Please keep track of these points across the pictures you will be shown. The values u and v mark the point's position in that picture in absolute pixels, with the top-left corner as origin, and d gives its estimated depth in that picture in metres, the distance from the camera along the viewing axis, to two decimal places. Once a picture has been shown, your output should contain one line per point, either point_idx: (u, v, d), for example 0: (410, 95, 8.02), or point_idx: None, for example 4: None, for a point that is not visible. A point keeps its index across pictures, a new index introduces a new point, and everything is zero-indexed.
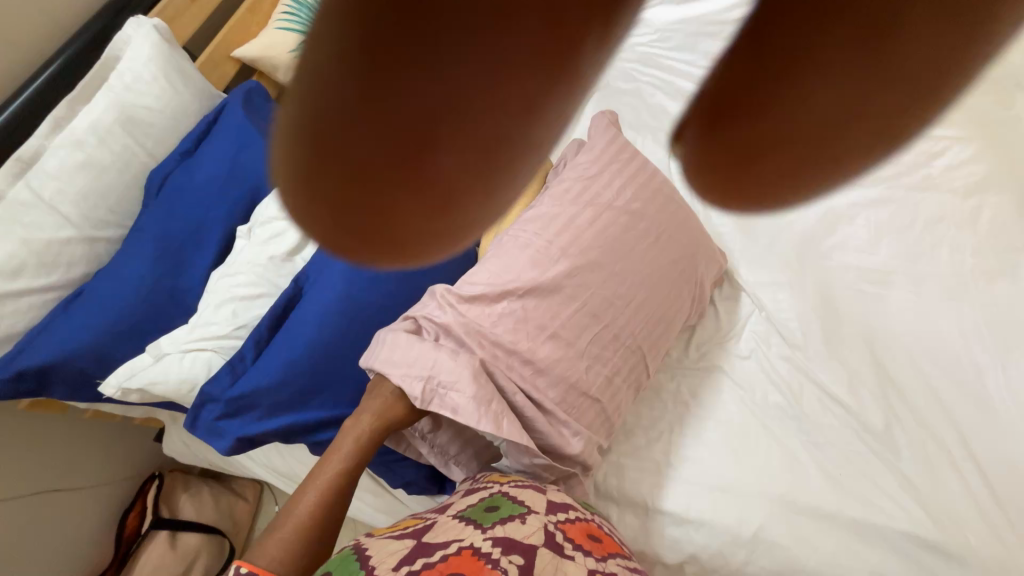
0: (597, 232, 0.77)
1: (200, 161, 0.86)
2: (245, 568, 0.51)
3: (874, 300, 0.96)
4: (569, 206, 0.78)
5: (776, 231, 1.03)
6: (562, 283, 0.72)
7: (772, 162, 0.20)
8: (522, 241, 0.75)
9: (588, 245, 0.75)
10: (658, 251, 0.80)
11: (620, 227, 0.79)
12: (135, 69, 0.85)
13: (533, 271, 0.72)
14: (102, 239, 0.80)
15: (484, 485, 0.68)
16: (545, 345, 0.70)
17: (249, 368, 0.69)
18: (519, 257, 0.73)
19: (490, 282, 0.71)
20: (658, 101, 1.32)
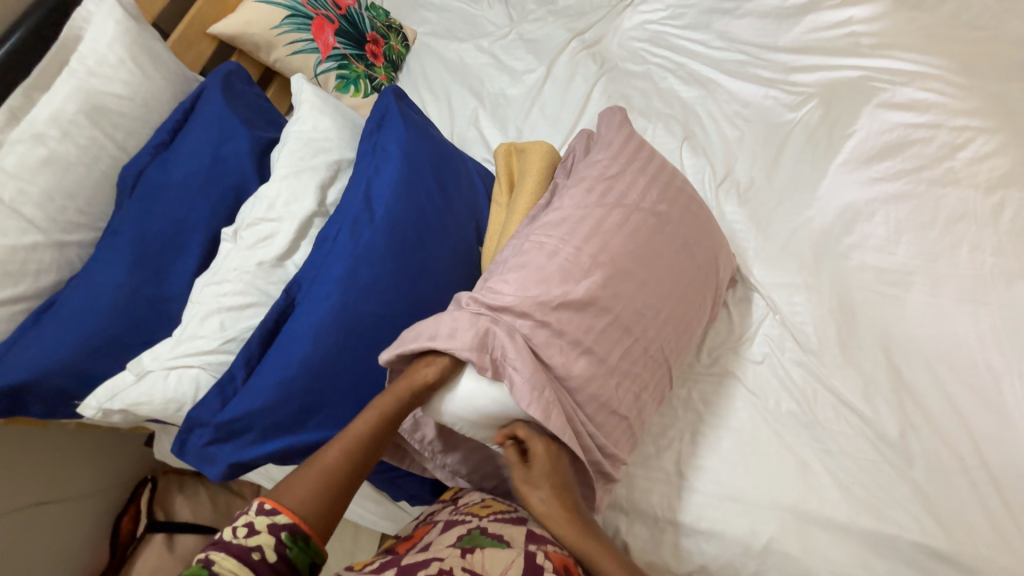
0: (625, 237, 0.72)
1: (177, 156, 0.79)
2: (267, 505, 0.51)
3: (891, 302, 0.92)
4: (592, 209, 0.73)
5: (793, 230, 1.01)
6: (594, 296, 0.67)
7: None
8: (547, 248, 0.69)
9: (616, 253, 0.71)
10: (677, 257, 0.76)
11: (647, 234, 0.74)
12: (99, 51, 0.76)
13: (566, 279, 0.67)
14: (73, 243, 0.73)
15: (461, 518, 0.64)
16: (577, 360, 0.65)
17: (240, 388, 0.64)
18: (542, 265, 0.68)
19: (518, 292, 0.66)
20: (670, 85, 1.24)
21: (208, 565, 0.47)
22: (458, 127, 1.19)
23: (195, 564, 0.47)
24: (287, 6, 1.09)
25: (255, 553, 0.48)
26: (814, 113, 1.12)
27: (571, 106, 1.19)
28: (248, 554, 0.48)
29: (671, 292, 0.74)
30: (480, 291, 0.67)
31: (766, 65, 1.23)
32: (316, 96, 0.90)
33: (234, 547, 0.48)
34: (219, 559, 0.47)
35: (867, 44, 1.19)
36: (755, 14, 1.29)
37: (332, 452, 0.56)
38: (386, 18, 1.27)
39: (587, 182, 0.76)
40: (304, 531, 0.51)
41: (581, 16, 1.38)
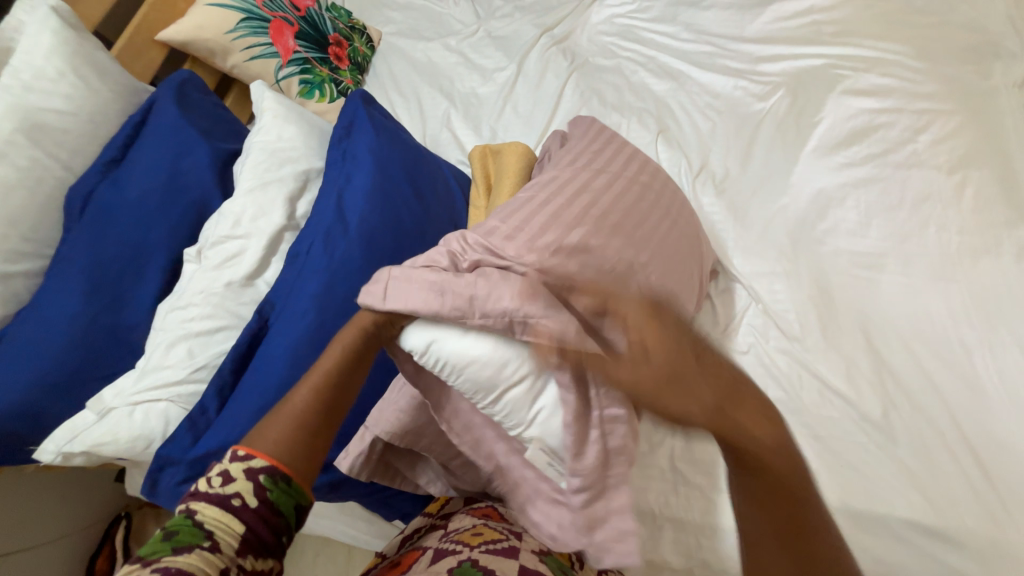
0: (604, 195, 0.72)
1: (130, 174, 0.74)
2: (241, 452, 0.47)
3: (864, 283, 0.94)
4: (564, 173, 0.74)
5: (769, 220, 1.02)
6: (574, 237, 0.65)
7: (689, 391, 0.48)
8: (538, 201, 0.68)
9: (596, 206, 0.70)
10: (663, 236, 0.74)
11: (628, 197, 0.74)
12: (36, 64, 0.70)
13: (544, 218, 0.66)
14: (18, 274, 0.67)
15: (450, 548, 0.59)
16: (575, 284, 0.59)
17: (214, 421, 0.60)
18: (526, 208, 0.67)
19: (491, 230, 0.64)
20: (641, 79, 1.24)
21: (190, 515, 0.43)
22: (430, 129, 1.16)
23: (176, 515, 0.44)
24: (241, 10, 1.03)
25: (233, 501, 0.44)
26: (783, 102, 1.13)
27: (544, 103, 1.18)
28: (228, 502, 0.44)
29: (659, 252, 0.71)
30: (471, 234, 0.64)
31: (734, 56, 1.24)
32: (278, 103, 0.86)
33: (212, 496, 0.44)
34: (198, 510, 0.44)
35: (828, 32, 1.21)
36: (720, 5, 1.30)
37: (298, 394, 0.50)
38: (349, 18, 1.22)
39: (566, 163, 0.77)
40: (284, 473, 0.47)
41: (549, 11, 1.37)
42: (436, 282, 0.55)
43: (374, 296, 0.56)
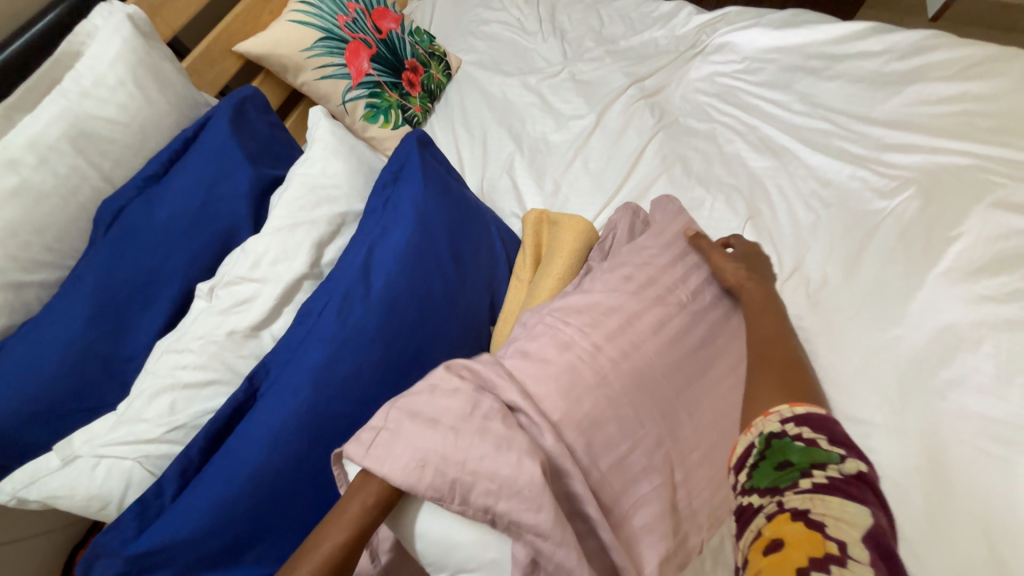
0: (653, 346, 0.61)
1: (165, 193, 0.70)
2: None
3: (991, 465, 0.67)
4: (611, 304, 0.63)
5: (873, 349, 0.81)
6: (593, 406, 0.55)
7: (778, 356, 0.57)
8: (563, 339, 0.59)
9: (635, 364, 0.59)
10: (715, 403, 0.62)
11: (681, 353, 0.62)
12: (97, 70, 0.69)
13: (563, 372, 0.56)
14: (32, 284, 0.64)
15: None
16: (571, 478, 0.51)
17: (166, 507, 0.54)
18: (558, 347, 0.58)
19: (497, 375, 0.55)
20: (736, 150, 1.08)
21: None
22: (489, 173, 1.07)
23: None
24: (321, 28, 1.01)
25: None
26: (911, 205, 0.92)
27: (618, 163, 1.05)
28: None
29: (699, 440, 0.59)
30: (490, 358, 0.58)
31: (855, 139, 1.05)
32: (332, 134, 0.80)
33: None
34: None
35: (983, 126, 0.99)
36: (846, 77, 1.13)
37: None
38: (430, 44, 1.18)
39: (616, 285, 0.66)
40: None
41: (643, 60, 1.25)
42: (422, 454, 0.48)
43: (358, 446, 0.49)
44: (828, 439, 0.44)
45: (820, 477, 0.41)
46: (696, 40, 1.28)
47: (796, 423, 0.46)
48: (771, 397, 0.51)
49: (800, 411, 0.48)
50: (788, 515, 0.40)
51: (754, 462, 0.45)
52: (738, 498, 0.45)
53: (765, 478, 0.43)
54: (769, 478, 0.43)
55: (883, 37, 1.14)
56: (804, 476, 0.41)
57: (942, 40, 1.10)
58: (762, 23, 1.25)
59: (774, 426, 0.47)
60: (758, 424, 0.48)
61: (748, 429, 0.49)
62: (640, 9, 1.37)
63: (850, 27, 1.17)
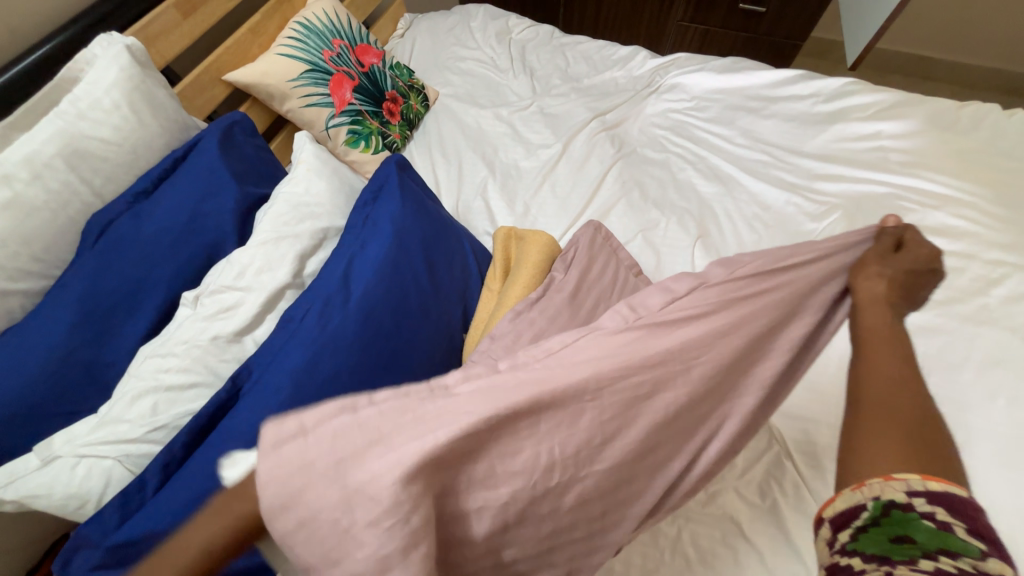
0: (689, 382, 0.54)
1: (152, 208, 0.74)
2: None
3: None
4: (668, 330, 0.55)
5: None
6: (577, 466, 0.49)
7: (903, 404, 0.47)
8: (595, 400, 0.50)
9: (657, 408, 0.53)
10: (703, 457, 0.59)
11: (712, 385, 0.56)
12: (94, 94, 0.74)
13: (567, 428, 0.48)
14: (18, 293, 0.66)
15: None
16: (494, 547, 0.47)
17: (148, 500, 0.57)
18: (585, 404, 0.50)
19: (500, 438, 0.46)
20: (687, 177, 1.20)
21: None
22: (464, 195, 1.15)
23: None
24: (307, 61, 1.09)
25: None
26: (839, 226, 1.04)
27: (582, 188, 1.15)
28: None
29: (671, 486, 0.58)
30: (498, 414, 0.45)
31: (790, 169, 1.18)
32: (316, 157, 0.87)
33: None
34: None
35: (896, 160, 1.14)
36: (781, 116, 1.28)
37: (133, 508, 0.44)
38: (409, 78, 1.27)
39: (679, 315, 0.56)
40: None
41: (604, 97, 1.38)
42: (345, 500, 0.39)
43: (271, 436, 0.40)
44: (971, 529, 0.39)
45: (948, 565, 0.38)
46: (651, 80, 1.42)
47: (929, 499, 0.40)
48: (898, 456, 0.43)
49: (936, 486, 0.41)
50: None
51: (863, 524, 0.42)
52: (837, 556, 0.42)
53: (875, 543, 0.40)
54: (879, 546, 0.40)
55: (811, 82, 1.30)
56: (927, 558, 0.38)
57: (860, 86, 1.27)
58: (708, 67, 1.41)
59: (897, 495, 0.41)
60: (875, 486, 0.42)
61: (861, 485, 0.43)
62: (601, 52, 1.52)
63: (781, 73, 1.33)
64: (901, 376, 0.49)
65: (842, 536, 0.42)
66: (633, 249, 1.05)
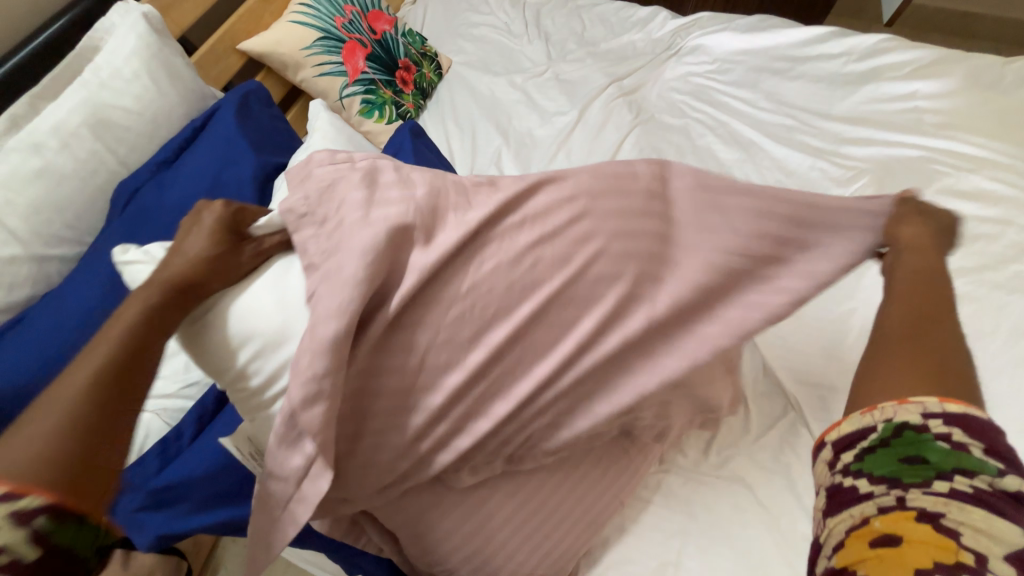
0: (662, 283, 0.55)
1: (176, 176, 0.76)
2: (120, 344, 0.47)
3: None
4: (629, 231, 0.55)
5: (830, 320, 0.87)
6: (516, 369, 0.54)
7: (933, 338, 0.46)
8: (580, 294, 0.53)
9: (634, 314, 0.54)
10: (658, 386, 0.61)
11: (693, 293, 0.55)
12: (114, 64, 0.76)
13: (513, 322, 0.52)
14: (53, 258, 0.70)
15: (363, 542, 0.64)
16: (420, 439, 0.53)
17: (184, 449, 0.60)
18: (565, 291, 0.53)
19: (478, 317, 0.52)
20: (707, 143, 1.16)
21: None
22: (478, 165, 1.14)
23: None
24: (320, 29, 1.08)
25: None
26: (866, 192, 1.00)
27: (598, 156, 1.13)
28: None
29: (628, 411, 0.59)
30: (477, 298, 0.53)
31: (815, 133, 1.13)
32: (331, 125, 0.87)
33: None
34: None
35: (931, 122, 1.08)
36: (808, 77, 1.22)
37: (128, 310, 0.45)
38: (422, 45, 1.25)
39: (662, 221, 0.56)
40: (71, 508, 0.36)
41: (621, 61, 1.34)
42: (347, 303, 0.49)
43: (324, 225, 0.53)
44: (988, 449, 0.39)
45: (960, 484, 0.37)
46: (671, 43, 1.37)
47: (950, 423, 0.40)
48: (917, 380, 0.42)
49: (953, 410, 0.40)
50: (911, 514, 0.37)
51: (870, 446, 0.41)
52: (837, 477, 0.43)
53: (881, 464, 0.40)
54: (887, 466, 0.40)
55: (844, 39, 1.23)
56: (942, 478, 0.38)
57: (896, 43, 1.19)
58: (733, 26, 1.34)
59: (912, 418, 0.40)
60: (887, 410, 0.42)
61: (870, 410, 0.43)
62: (620, 14, 1.46)
63: (812, 30, 1.26)
64: (928, 311, 0.48)
65: (846, 457, 0.42)
66: None
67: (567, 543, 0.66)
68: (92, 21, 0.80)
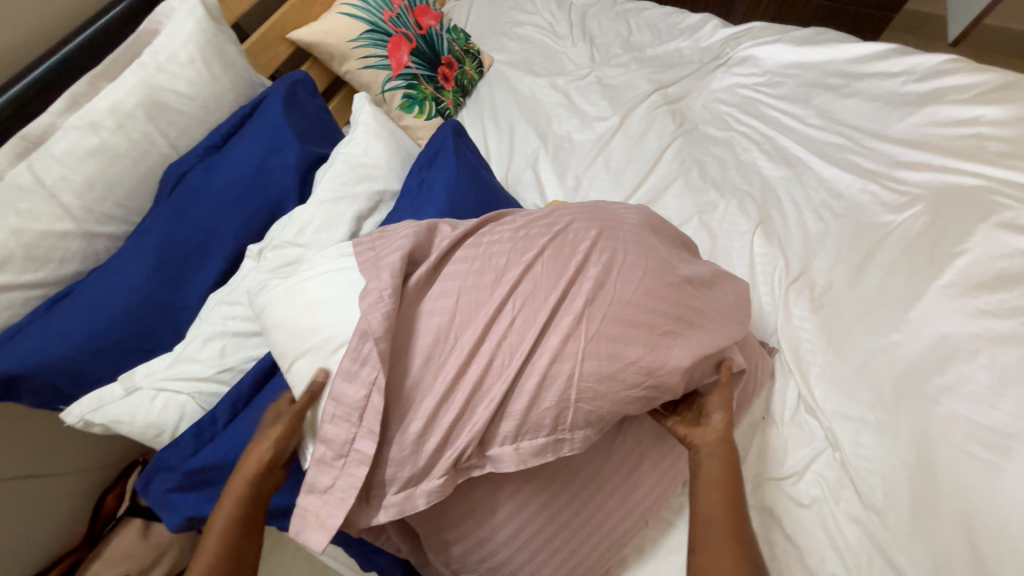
0: (640, 274, 0.60)
1: (222, 163, 0.77)
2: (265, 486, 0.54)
3: (974, 469, 0.68)
4: (635, 242, 0.63)
5: (872, 352, 0.83)
6: (514, 348, 0.55)
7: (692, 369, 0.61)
8: (558, 277, 0.58)
9: (604, 293, 0.58)
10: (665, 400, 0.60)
11: (666, 286, 0.61)
12: (171, 48, 0.77)
13: (499, 299, 0.56)
14: (102, 235, 0.71)
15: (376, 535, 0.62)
16: (414, 415, 0.53)
17: (218, 433, 0.62)
18: (550, 281, 0.58)
19: (471, 298, 0.57)
20: (752, 158, 1.13)
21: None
22: (514, 166, 1.13)
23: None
24: (367, 21, 1.08)
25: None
26: (919, 220, 0.95)
27: (638, 165, 1.11)
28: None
29: (639, 408, 0.58)
30: (466, 287, 0.57)
31: (867, 154, 1.09)
32: (374, 118, 0.87)
33: None
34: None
35: (995, 149, 1.02)
36: (864, 95, 1.17)
37: (249, 460, 0.53)
38: (466, 42, 1.24)
39: (640, 237, 0.64)
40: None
41: (667, 68, 1.31)
42: (381, 291, 0.54)
43: (365, 248, 0.60)
44: None
45: None
46: (720, 52, 1.33)
47: None
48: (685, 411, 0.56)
49: None
50: None
51: None
52: None
53: None
54: None
55: (904, 58, 1.18)
56: None
57: (961, 65, 1.13)
58: (785, 38, 1.30)
59: None
60: None
61: None
62: (668, 20, 1.43)
63: (871, 47, 1.21)
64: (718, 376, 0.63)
65: None
66: (687, 231, 1.02)
67: (592, 559, 0.65)
68: (149, 7, 0.82)
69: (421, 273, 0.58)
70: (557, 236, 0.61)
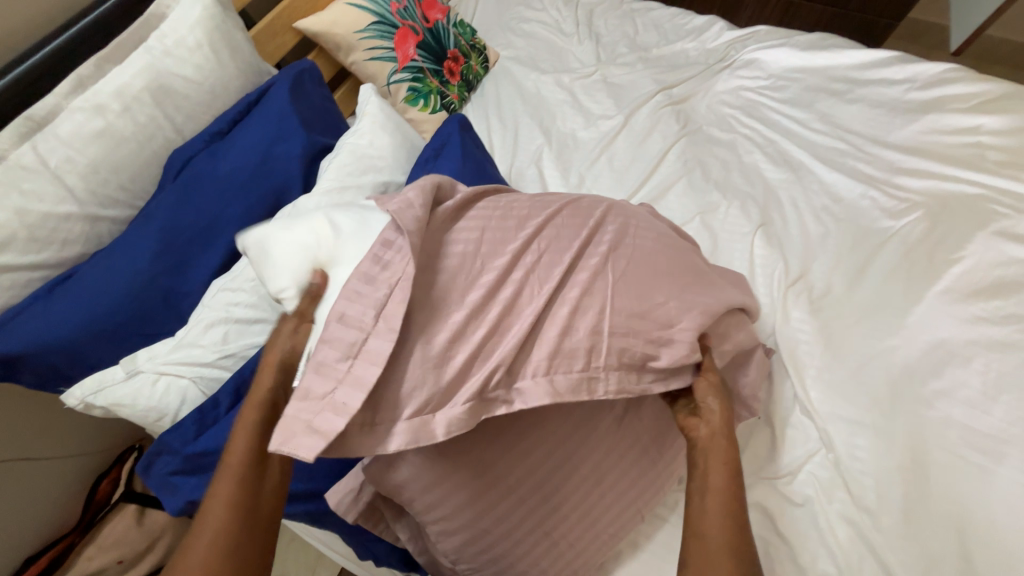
0: (651, 237, 0.66)
1: (227, 149, 0.77)
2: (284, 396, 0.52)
3: (968, 471, 0.70)
4: (641, 214, 0.69)
5: (869, 355, 0.84)
6: (544, 286, 0.56)
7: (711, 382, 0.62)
8: (580, 227, 0.62)
9: (623, 245, 0.62)
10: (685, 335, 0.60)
11: (674, 249, 0.67)
12: (179, 32, 0.76)
13: (524, 238, 0.58)
14: (106, 219, 0.71)
15: (372, 519, 0.63)
16: (439, 329, 0.51)
17: (221, 417, 0.63)
18: (571, 232, 0.61)
19: (496, 236, 0.58)
20: (754, 161, 1.13)
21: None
22: (518, 162, 1.13)
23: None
24: (375, 13, 1.08)
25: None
26: (918, 226, 0.96)
27: (641, 164, 1.11)
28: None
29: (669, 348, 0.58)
30: (492, 225, 0.59)
31: (868, 160, 1.10)
32: (381, 109, 0.87)
33: None
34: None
35: (993, 159, 1.03)
36: (868, 101, 1.18)
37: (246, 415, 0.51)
38: (472, 37, 1.24)
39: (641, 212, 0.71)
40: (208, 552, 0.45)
41: (672, 69, 1.31)
42: (409, 203, 0.55)
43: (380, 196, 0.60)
44: None
45: None
46: (725, 54, 1.33)
47: None
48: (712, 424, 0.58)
49: None
50: None
51: None
52: None
53: None
54: None
55: (907, 65, 1.19)
56: None
57: (963, 74, 1.15)
58: (790, 42, 1.30)
59: None
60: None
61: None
62: (674, 21, 1.43)
63: (874, 54, 1.22)
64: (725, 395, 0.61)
65: None
66: (688, 231, 1.02)
67: (588, 554, 0.66)
68: None
69: (450, 205, 0.59)
70: (572, 200, 0.66)
